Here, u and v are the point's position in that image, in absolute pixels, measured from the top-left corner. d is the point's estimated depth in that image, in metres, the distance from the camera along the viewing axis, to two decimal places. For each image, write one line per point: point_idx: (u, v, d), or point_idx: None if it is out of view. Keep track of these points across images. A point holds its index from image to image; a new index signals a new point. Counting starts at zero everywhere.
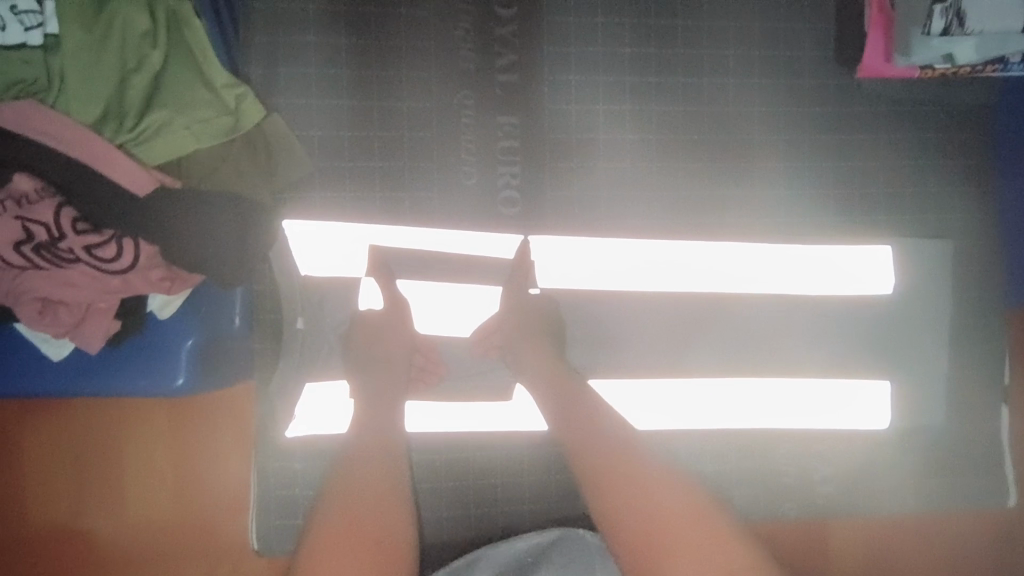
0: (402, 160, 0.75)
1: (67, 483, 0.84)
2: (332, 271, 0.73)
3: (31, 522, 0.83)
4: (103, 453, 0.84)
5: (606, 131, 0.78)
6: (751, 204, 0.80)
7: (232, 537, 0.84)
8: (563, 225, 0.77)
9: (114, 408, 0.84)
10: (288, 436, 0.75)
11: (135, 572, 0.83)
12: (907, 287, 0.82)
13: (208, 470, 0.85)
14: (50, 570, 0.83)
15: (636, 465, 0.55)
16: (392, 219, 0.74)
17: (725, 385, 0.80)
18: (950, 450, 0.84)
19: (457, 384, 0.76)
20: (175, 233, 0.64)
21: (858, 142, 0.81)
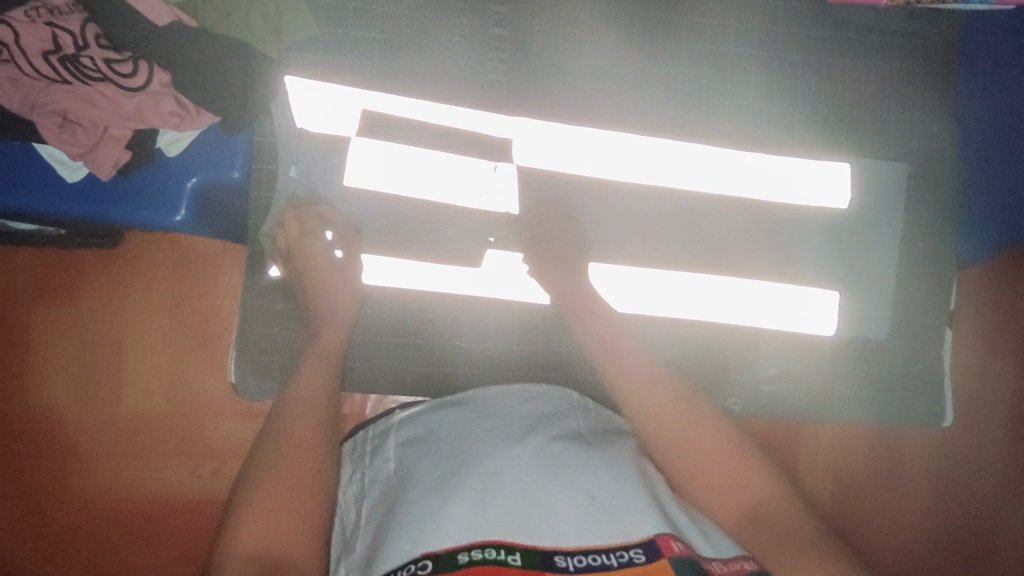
0: (399, 35, 0.82)
1: (79, 358, 0.97)
2: (327, 127, 0.81)
3: (47, 392, 0.96)
4: (112, 333, 0.97)
5: (591, 29, 0.84)
6: (723, 112, 0.86)
7: (223, 419, 0.97)
8: (545, 111, 0.84)
9: (126, 292, 0.97)
10: (272, 275, 0.85)
11: (137, 444, 0.97)
12: (864, 205, 0.87)
13: (202, 342, 0.97)
14: (60, 435, 0.96)
15: (616, 357, 0.70)
16: (385, 89, 0.82)
17: (683, 279, 0.86)
18: (891, 366, 0.89)
19: (433, 246, 0.82)
20: (186, 63, 0.71)
21: (828, 64, 0.86)
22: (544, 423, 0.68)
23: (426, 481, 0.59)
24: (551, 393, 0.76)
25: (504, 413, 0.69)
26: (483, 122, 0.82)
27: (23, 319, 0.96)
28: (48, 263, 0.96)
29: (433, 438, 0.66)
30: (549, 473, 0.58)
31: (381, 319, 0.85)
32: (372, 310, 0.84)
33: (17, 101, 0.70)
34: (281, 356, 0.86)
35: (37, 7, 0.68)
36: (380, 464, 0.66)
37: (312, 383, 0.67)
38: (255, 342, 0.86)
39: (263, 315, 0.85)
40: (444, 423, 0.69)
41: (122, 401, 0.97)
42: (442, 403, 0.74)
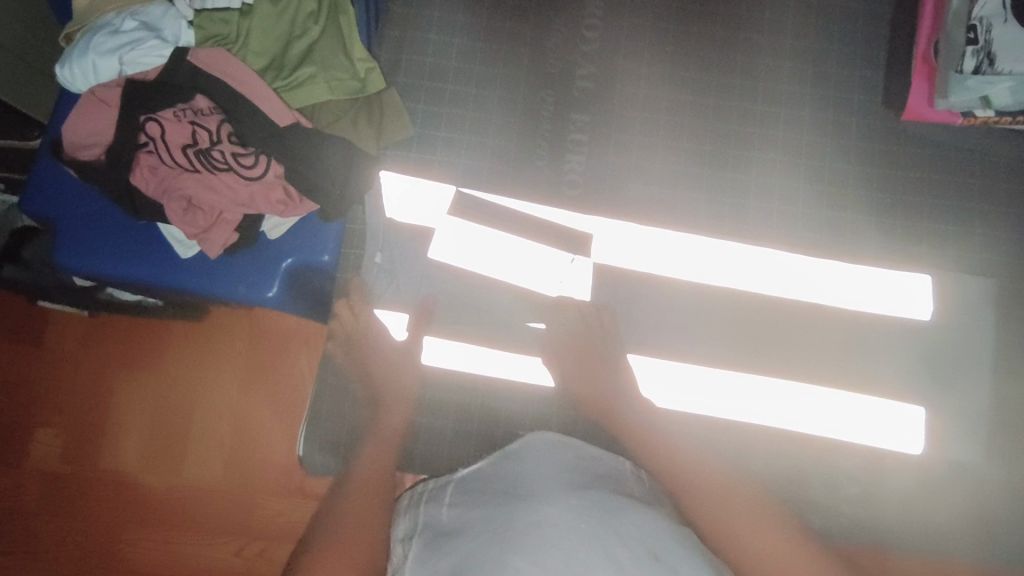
0: (486, 139, 0.89)
1: (152, 426, 1.04)
2: (408, 218, 0.88)
3: (118, 456, 1.04)
4: (186, 405, 1.05)
5: (664, 136, 0.90)
6: (790, 215, 0.88)
7: (275, 501, 1.02)
8: (616, 212, 0.88)
9: (203, 367, 1.05)
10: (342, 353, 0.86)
11: (191, 516, 1.03)
12: (944, 317, 0.85)
13: (266, 418, 1.04)
14: (121, 499, 1.03)
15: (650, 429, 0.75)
16: (470, 185, 0.88)
17: (752, 382, 0.84)
18: (988, 493, 0.82)
19: (505, 335, 0.86)
20: (302, 157, 0.80)
21: (899, 176, 0.88)
22: (593, 479, 0.69)
23: (479, 524, 0.63)
24: (598, 453, 0.75)
25: (549, 469, 0.70)
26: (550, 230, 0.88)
27: (106, 387, 1.05)
28: (139, 335, 1.06)
29: (487, 489, 0.70)
30: (608, 528, 0.59)
31: (445, 402, 0.85)
32: (437, 393, 0.85)
33: (152, 188, 0.79)
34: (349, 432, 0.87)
35: (184, 108, 0.78)
36: (433, 509, 0.70)
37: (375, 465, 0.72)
38: (320, 419, 0.87)
39: (329, 395, 0.86)
40: (498, 472, 0.72)
41: (184, 472, 1.03)
42: (499, 458, 0.76)
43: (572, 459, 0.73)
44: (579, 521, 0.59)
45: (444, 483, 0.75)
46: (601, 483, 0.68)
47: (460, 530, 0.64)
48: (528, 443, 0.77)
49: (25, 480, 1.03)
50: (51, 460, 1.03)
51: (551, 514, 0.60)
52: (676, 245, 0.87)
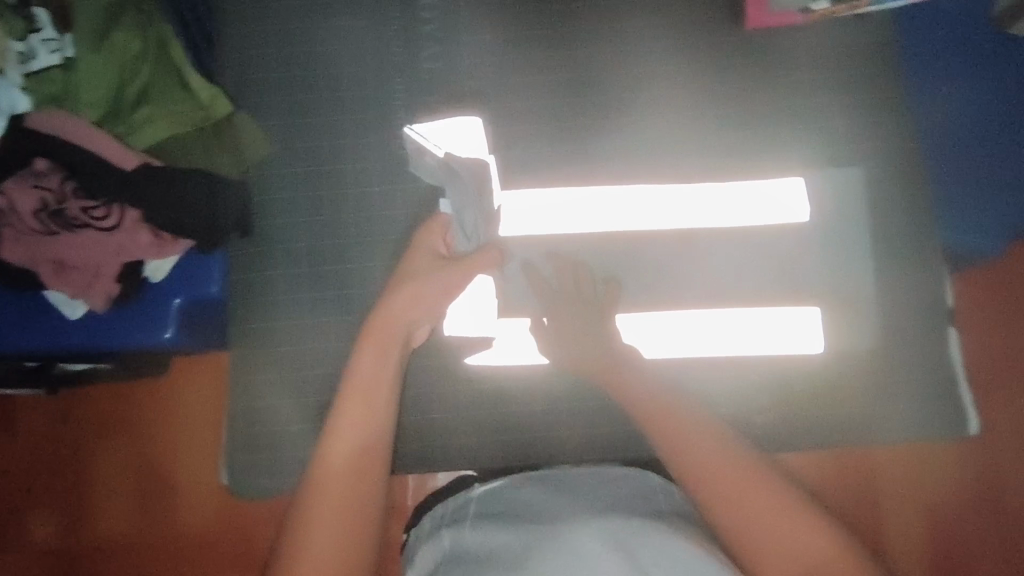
0: (344, 140, 0.89)
1: (139, 481, 1.01)
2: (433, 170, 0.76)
3: (113, 518, 1.00)
4: (167, 453, 1.01)
5: (520, 99, 0.89)
6: (655, 148, 0.88)
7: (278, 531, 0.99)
8: (487, 179, 0.88)
9: (174, 412, 1.01)
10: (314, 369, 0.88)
11: (200, 561, 0.99)
12: (819, 216, 0.86)
13: None
14: (130, 560, 0.99)
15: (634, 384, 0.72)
16: (338, 189, 0.89)
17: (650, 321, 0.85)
18: (891, 376, 0.84)
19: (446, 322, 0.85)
20: (165, 212, 0.80)
21: (756, 85, 0.88)
22: (634, 500, 0.68)
23: (501, 551, 0.62)
24: (629, 475, 0.74)
25: (592, 492, 0.70)
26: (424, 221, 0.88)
27: (86, 453, 1.01)
28: (102, 394, 1.02)
29: (514, 514, 0.69)
30: (641, 542, 0.60)
31: (356, 400, 0.86)
32: (348, 395, 0.86)
33: (19, 258, 0.80)
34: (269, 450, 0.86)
35: (24, 175, 0.77)
36: (458, 533, 0.68)
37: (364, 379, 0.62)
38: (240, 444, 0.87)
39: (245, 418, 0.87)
40: (535, 498, 0.71)
41: (181, 520, 1.00)
42: (524, 480, 0.75)
43: (612, 481, 0.73)
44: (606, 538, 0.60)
45: (467, 500, 0.74)
46: (640, 505, 0.67)
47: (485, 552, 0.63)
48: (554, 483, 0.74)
49: (28, 562, 0.99)
50: (49, 538, 1.00)
51: (577, 534, 0.60)
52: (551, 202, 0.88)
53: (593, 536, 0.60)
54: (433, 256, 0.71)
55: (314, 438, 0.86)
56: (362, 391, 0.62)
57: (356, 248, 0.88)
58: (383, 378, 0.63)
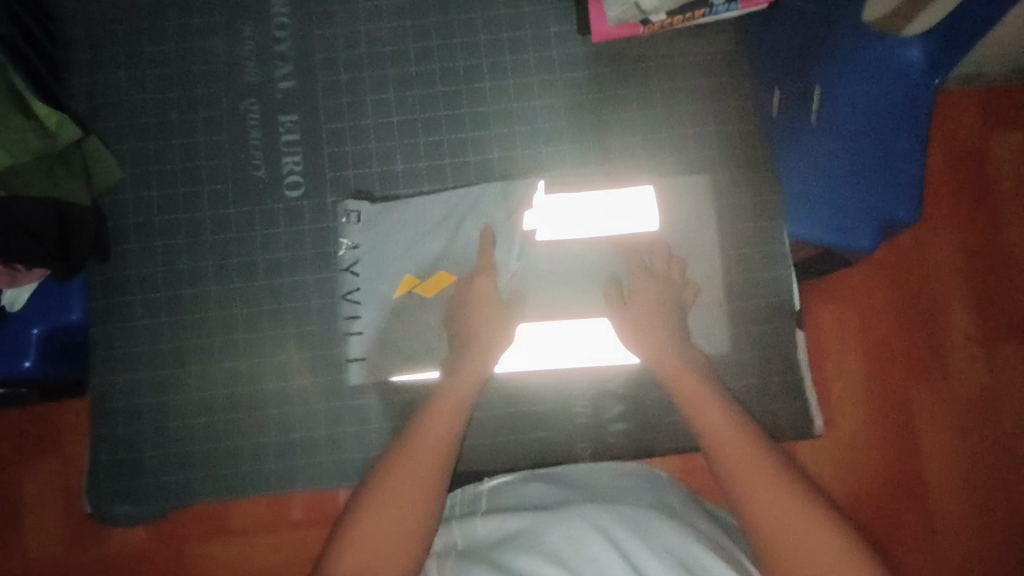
0: (198, 162, 0.88)
1: (67, 502, 1.07)
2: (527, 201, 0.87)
3: (44, 537, 1.07)
4: None
5: (374, 115, 0.89)
6: (510, 162, 0.89)
7: (203, 546, 1.07)
8: (355, 197, 0.88)
9: None
10: (284, 375, 0.86)
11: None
12: (671, 224, 0.87)
13: None
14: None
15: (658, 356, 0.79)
16: (193, 211, 0.87)
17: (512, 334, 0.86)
18: (746, 379, 0.85)
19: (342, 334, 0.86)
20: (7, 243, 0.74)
21: (607, 98, 0.90)
22: (634, 493, 0.76)
23: (518, 537, 0.68)
24: (643, 471, 0.82)
25: (604, 482, 0.78)
26: (280, 241, 0.87)
27: (18, 476, 1.08)
28: (30, 420, 1.08)
29: (530, 504, 0.75)
30: (638, 533, 0.67)
31: (219, 422, 0.86)
32: (212, 419, 0.86)
33: None
34: (132, 476, 0.86)
35: None
36: (470, 524, 0.75)
37: (435, 423, 0.74)
38: (102, 470, 0.86)
39: (106, 444, 0.86)
40: (549, 488, 0.77)
41: (109, 539, 1.07)
42: (527, 477, 0.81)
43: (628, 474, 0.80)
44: (604, 527, 0.67)
45: (478, 495, 0.80)
46: (654, 500, 0.75)
47: (500, 543, 0.69)
48: (558, 479, 0.80)
49: None
50: None
51: (579, 523, 0.67)
52: (416, 222, 0.87)
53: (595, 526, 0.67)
54: (489, 304, 0.82)
55: (176, 464, 0.85)
56: (451, 406, 0.76)
57: (211, 270, 0.87)
58: (463, 396, 0.77)
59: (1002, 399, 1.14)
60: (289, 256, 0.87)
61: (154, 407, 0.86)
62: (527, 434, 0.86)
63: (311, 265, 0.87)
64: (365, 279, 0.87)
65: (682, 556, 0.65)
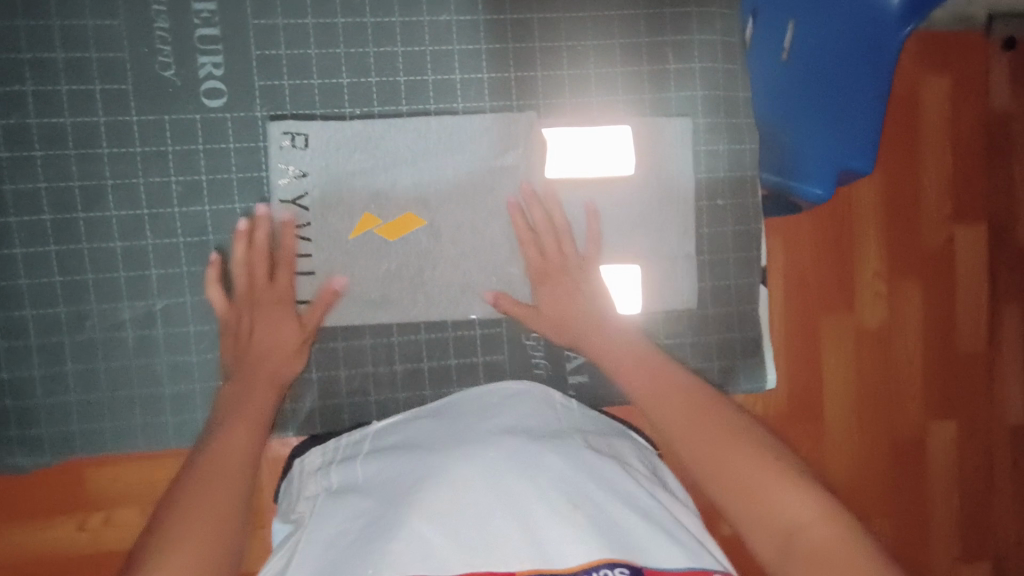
0: (87, 54, 0.70)
1: None
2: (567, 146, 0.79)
3: None
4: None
5: (315, 14, 0.74)
6: (479, 85, 0.77)
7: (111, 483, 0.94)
8: (321, 115, 0.75)
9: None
10: (207, 316, 0.74)
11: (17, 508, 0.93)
12: (647, 167, 0.80)
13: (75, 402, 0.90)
14: None
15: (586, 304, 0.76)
16: (83, 115, 0.71)
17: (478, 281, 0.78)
18: (707, 333, 0.83)
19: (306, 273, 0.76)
20: None
21: (588, 19, 0.79)
22: (525, 424, 0.66)
23: (391, 491, 0.58)
24: (545, 400, 0.71)
25: (496, 417, 0.67)
26: (198, 159, 0.73)
27: None
28: None
29: (410, 445, 0.66)
30: (526, 475, 0.57)
31: (127, 368, 0.73)
32: (119, 363, 0.73)
33: None
34: (21, 429, 0.72)
35: None
36: (347, 468, 0.66)
37: (251, 420, 0.65)
38: None
39: None
40: (430, 431, 0.68)
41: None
42: (417, 415, 0.73)
43: (526, 404, 0.70)
44: (489, 468, 0.57)
45: (365, 433, 0.71)
46: (541, 428, 0.66)
47: (382, 486, 0.60)
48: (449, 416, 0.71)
49: None
50: None
51: (460, 467, 0.57)
52: (375, 152, 0.75)
53: (474, 475, 0.56)
54: (284, 308, 0.73)
55: (78, 412, 0.73)
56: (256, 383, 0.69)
57: (111, 188, 0.72)
58: (261, 413, 0.67)
59: (890, 337, 1.10)
60: (210, 177, 0.73)
61: (44, 349, 0.72)
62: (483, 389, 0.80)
63: (237, 190, 0.74)
64: (315, 215, 0.75)
65: (573, 491, 0.56)
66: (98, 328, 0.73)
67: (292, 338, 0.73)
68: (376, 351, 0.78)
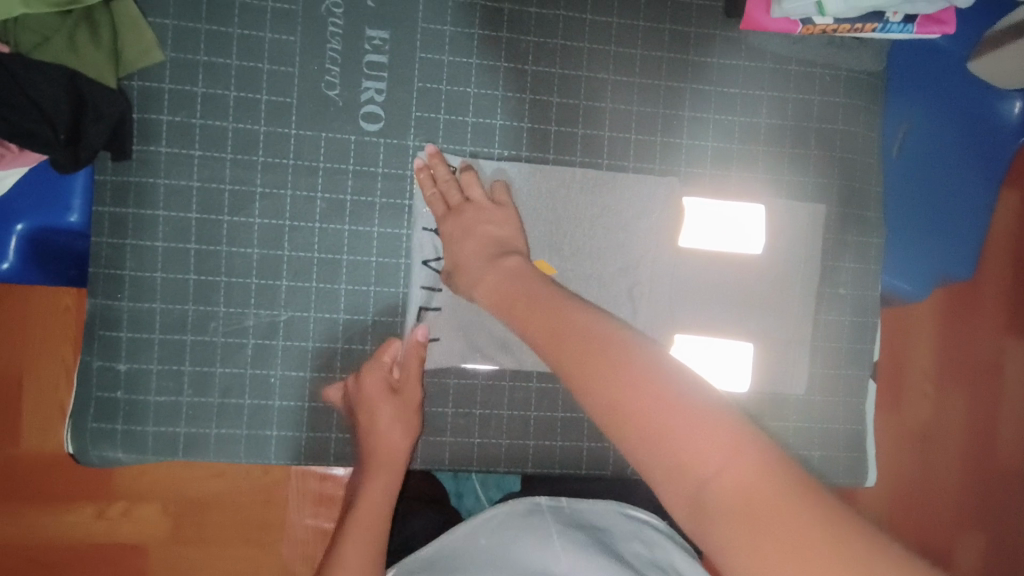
0: (260, 63, 0.72)
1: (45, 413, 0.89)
2: (703, 216, 0.79)
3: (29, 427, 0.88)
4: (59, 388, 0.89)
5: (479, 56, 0.76)
6: (624, 143, 0.78)
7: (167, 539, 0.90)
8: (469, 154, 0.76)
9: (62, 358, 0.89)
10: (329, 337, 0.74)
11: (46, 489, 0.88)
12: (778, 247, 0.80)
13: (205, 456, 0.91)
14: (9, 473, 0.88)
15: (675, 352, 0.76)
16: (246, 122, 0.72)
17: None
18: (813, 421, 0.82)
19: (430, 306, 0.75)
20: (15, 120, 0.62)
21: (736, 96, 0.80)
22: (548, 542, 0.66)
23: None
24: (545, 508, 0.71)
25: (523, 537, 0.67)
26: (346, 180, 0.74)
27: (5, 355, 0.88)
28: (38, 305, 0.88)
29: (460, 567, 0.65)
30: None
31: (242, 376, 0.73)
32: (235, 371, 0.72)
33: None
34: (127, 423, 0.71)
35: None
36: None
37: (377, 480, 0.73)
38: (87, 408, 0.71)
39: (100, 378, 0.71)
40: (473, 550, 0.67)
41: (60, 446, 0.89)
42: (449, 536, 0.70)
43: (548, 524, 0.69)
44: None
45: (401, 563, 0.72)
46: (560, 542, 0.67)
47: None
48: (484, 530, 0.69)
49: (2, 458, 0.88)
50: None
51: None
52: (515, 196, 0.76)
53: None
54: (389, 401, 0.72)
55: (185, 415, 0.72)
56: (382, 463, 0.72)
57: (259, 197, 0.72)
58: (392, 471, 0.73)
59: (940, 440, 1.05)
60: (354, 199, 0.74)
61: (165, 345, 0.71)
62: (584, 447, 0.79)
63: (378, 215, 0.74)
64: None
65: None
66: (221, 333, 0.72)
67: (403, 446, 0.73)
68: (485, 393, 0.77)
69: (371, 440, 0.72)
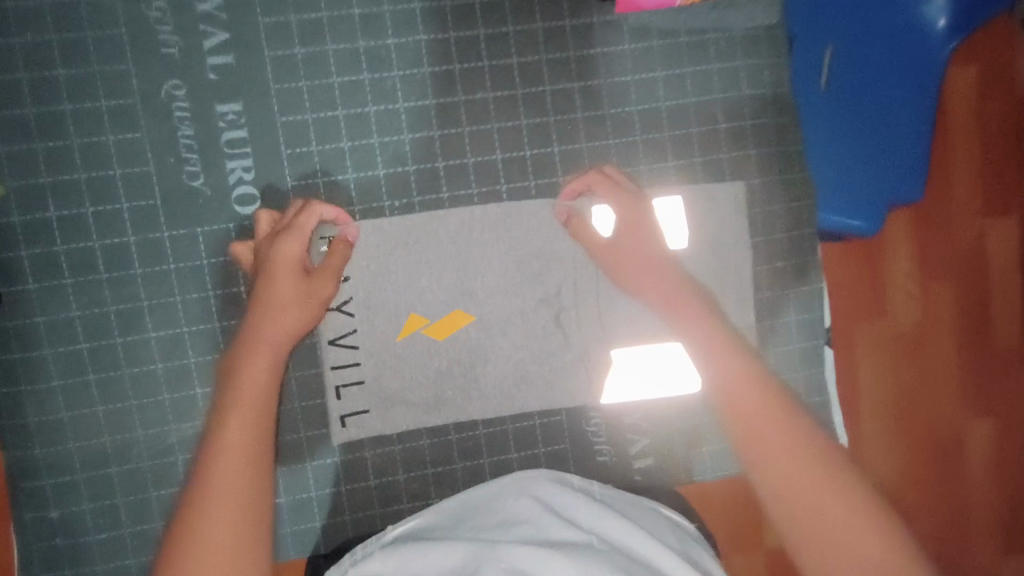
0: (111, 170, 0.66)
1: None
2: None
3: None
4: None
5: (345, 104, 0.70)
6: (521, 162, 0.73)
7: None
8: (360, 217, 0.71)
9: None
10: None
11: None
12: (701, 236, 0.77)
13: None
14: None
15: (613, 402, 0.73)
16: (112, 236, 0.67)
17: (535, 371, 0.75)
18: None
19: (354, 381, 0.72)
20: None
21: (631, 83, 0.74)
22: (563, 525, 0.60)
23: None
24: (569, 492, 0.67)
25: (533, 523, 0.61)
26: (235, 272, 0.69)
27: None
28: None
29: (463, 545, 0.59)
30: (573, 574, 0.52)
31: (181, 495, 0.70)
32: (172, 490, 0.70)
33: None
34: (75, 567, 0.69)
35: None
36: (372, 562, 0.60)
37: (262, 351, 0.58)
38: (32, 559, 0.69)
39: (36, 528, 0.69)
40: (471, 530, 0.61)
41: None
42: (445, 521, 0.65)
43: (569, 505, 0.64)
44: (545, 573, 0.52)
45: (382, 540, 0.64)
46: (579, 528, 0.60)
47: None
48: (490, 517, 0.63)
49: None
50: None
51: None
52: (416, 248, 0.72)
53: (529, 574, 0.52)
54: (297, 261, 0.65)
55: (132, 545, 0.70)
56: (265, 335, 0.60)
57: (148, 310, 0.68)
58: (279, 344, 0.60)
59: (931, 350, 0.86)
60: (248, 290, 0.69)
61: (93, 481, 0.69)
62: None
63: None
64: (361, 320, 0.72)
65: None
66: (147, 457, 0.69)
67: (305, 319, 0.63)
68: (434, 452, 0.74)
69: (272, 276, 0.64)
